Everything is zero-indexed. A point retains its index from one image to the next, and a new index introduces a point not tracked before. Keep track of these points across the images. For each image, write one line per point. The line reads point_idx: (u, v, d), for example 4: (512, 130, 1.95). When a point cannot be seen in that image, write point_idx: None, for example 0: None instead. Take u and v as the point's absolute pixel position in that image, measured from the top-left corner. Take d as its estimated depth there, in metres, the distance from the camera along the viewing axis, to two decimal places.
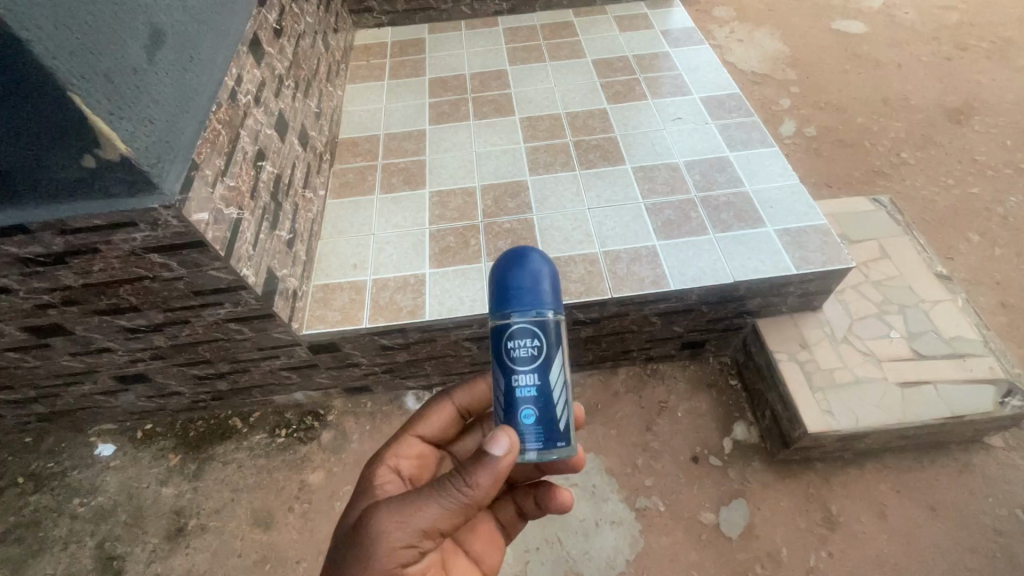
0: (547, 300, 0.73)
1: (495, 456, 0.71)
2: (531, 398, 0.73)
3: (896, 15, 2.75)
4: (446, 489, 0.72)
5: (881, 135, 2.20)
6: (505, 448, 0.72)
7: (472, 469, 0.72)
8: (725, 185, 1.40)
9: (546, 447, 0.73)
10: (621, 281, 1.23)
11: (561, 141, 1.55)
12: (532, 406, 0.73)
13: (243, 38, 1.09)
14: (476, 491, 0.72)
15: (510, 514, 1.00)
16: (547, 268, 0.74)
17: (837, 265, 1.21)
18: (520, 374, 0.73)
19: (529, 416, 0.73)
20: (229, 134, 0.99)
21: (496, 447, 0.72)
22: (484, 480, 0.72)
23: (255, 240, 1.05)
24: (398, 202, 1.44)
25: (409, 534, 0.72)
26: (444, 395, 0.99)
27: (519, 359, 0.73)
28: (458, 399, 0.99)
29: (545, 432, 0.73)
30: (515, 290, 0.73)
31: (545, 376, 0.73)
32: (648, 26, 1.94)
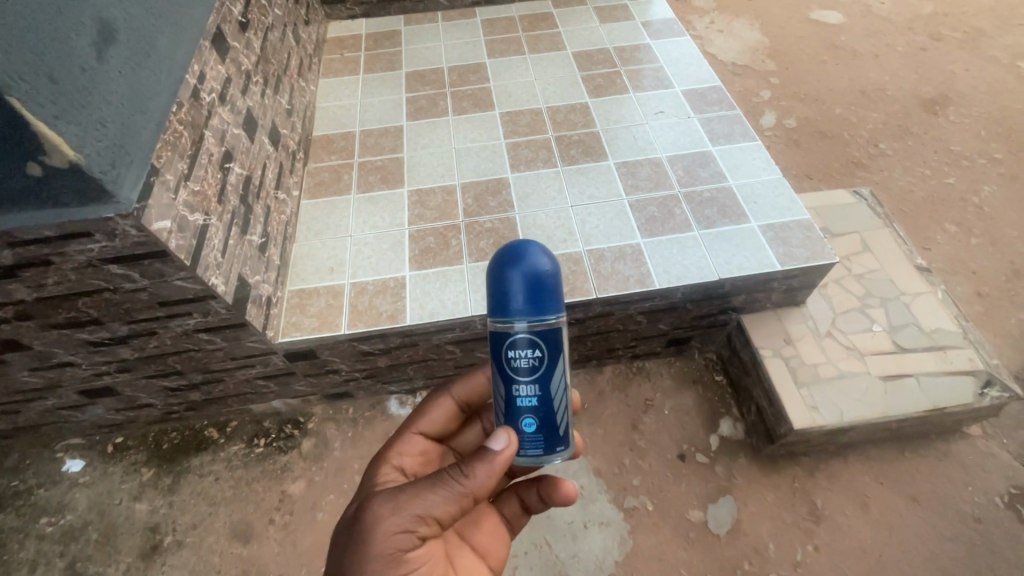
0: (548, 303, 0.73)
1: (493, 451, 0.75)
2: (531, 406, 0.77)
3: (872, 5, 2.76)
4: (444, 479, 0.73)
5: (860, 126, 2.21)
6: (505, 448, 0.75)
7: (471, 461, 0.74)
8: (708, 180, 1.38)
9: (547, 452, 0.79)
10: (606, 281, 1.21)
11: (542, 137, 1.52)
12: (533, 414, 0.77)
13: (205, 33, 1.04)
14: (474, 481, 0.73)
15: (513, 508, 1.01)
16: (548, 268, 0.73)
17: (820, 261, 1.21)
18: (521, 384, 0.76)
19: (530, 423, 0.78)
20: (192, 135, 0.94)
21: (495, 444, 0.76)
22: (481, 471, 0.74)
23: (224, 246, 1.00)
24: (376, 202, 1.40)
25: (407, 524, 0.72)
26: (443, 392, 0.99)
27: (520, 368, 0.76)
28: (457, 394, 0.99)
29: (545, 438, 0.78)
30: (514, 293, 0.73)
31: (545, 386, 0.77)
32: (628, 18, 1.91)
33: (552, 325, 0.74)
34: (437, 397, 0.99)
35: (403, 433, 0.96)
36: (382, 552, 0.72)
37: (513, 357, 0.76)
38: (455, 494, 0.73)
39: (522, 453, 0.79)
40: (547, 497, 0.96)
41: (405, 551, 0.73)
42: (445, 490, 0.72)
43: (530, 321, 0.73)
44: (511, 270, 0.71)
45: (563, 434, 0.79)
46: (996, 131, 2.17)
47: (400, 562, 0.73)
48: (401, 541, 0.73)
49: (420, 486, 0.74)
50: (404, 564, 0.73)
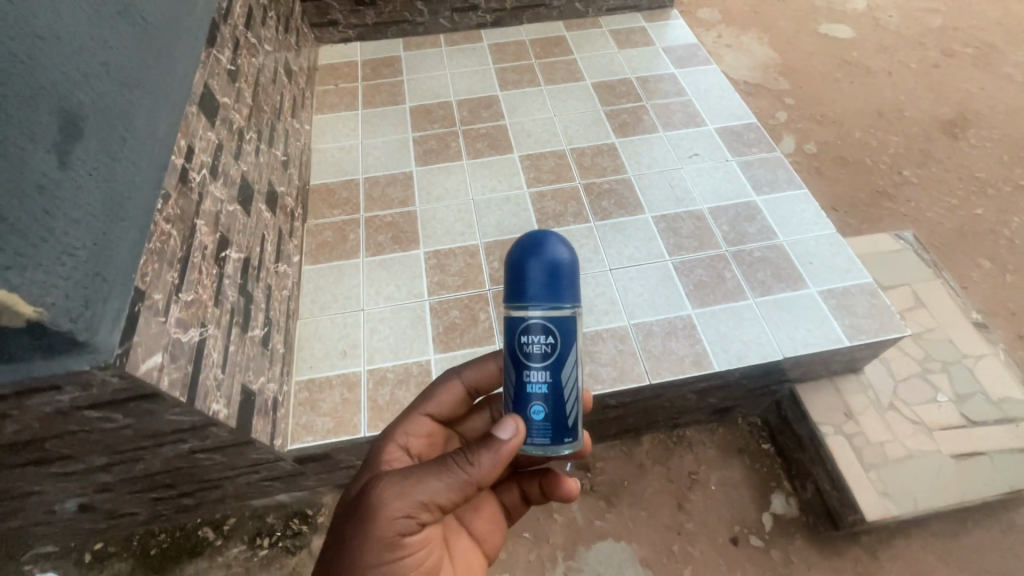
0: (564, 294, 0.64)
1: (500, 440, 0.64)
2: (541, 394, 0.67)
3: (881, 17, 2.67)
4: (449, 466, 0.64)
5: (881, 151, 2.12)
6: (512, 439, 0.64)
7: (477, 448, 0.64)
8: (757, 236, 1.26)
9: (553, 442, 0.67)
10: (658, 362, 1.08)
11: (570, 185, 1.37)
12: (542, 402, 0.66)
13: (189, 97, 0.86)
14: (481, 470, 0.64)
15: (511, 496, 0.89)
16: (569, 256, 0.65)
17: (890, 333, 1.10)
18: (532, 369, 0.66)
19: (538, 411, 0.67)
20: (183, 232, 0.77)
21: (501, 432, 0.65)
22: (489, 461, 0.64)
23: (224, 357, 0.83)
24: (389, 268, 1.24)
25: (407, 512, 0.64)
26: (454, 375, 0.83)
27: (531, 354, 0.66)
28: (470, 379, 0.83)
29: (553, 428, 0.66)
30: (529, 280, 0.65)
31: (558, 373, 0.66)
32: (647, 42, 1.77)
33: (566, 317, 0.65)
34: (448, 380, 0.83)
35: (411, 415, 0.82)
36: (380, 542, 0.64)
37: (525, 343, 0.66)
38: (459, 483, 0.64)
39: (527, 442, 0.67)
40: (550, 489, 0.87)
41: (404, 540, 0.65)
42: (449, 477, 0.64)
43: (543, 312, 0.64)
44: (528, 257, 0.64)
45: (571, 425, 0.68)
46: (1018, 156, 2.10)
47: (398, 553, 0.65)
48: (400, 532, 0.64)
49: (422, 472, 0.64)
50: (402, 556, 0.65)
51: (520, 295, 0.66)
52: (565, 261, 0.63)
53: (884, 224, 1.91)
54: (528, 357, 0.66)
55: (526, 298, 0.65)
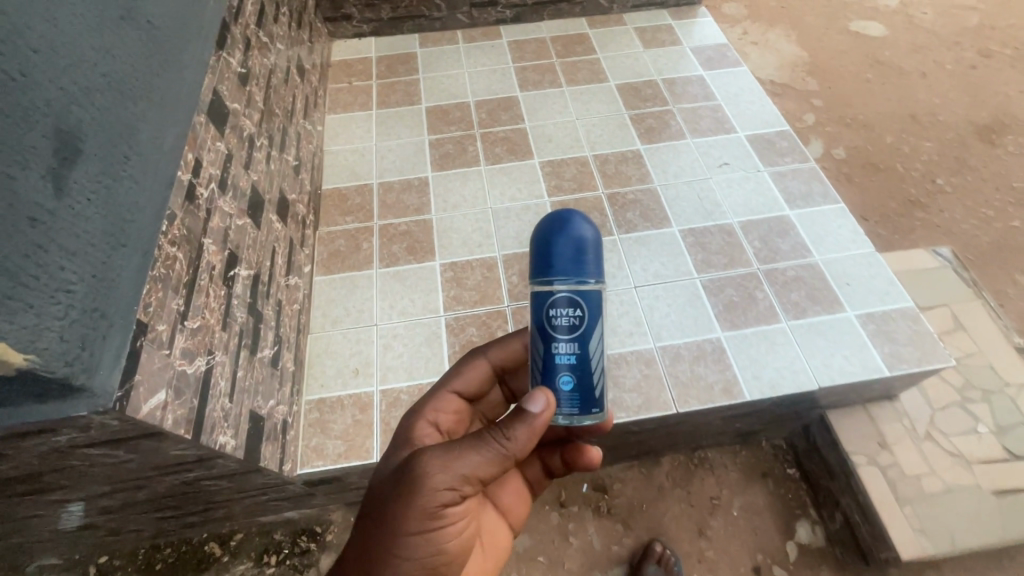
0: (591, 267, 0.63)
1: (532, 412, 0.62)
2: (568, 365, 0.64)
3: (914, 15, 2.55)
4: (484, 439, 0.62)
5: (914, 158, 2.03)
6: (542, 411, 0.62)
7: (512, 420, 0.63)
8: (790, 254, 1.20)
9: (581, 411, 0.64)
10: (686, 389, 1.03)
11: (592, 195, 1.31)
12: (570, 373, 0.64)
13: (197, 106, 0.81)
14: (517, 444, 0.62)
15: (533, 470, 0.86)
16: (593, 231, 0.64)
17: (933, 364, 1.04)
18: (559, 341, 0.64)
19: (564, 381, 0.64)
20: (189, 253, 0.72)
21: (531, 406, 0.63)
22: (525, 434, 0.62)
23: (232, 384, 0.79)
24: (404, 280, 1.19)
25: (446, 487, 0.62)
26: (479, 355, 0.81)
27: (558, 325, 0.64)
28: (496, 358, 0.81)
29: (580, 399, 0.64)
30: (557, 254, 0.63)
31: (585, 345, 0.64)
32: (674, 41, 1.69)
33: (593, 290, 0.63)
34: (473, 359, 0.81)
35: (438, 392, 0.79)
36: (420, 518, 0.62)
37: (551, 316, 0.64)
38: (496, 456, 0.62)
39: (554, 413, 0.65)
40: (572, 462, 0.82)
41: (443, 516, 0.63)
42: (486, 450, 0.62)
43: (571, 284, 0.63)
44: (555, 231, 0.62)
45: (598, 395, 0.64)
46: None
47: (436, 529, 0.63)
48: (439, 507, 0.62)
49: (457, 445, 0.62)
50: (440, 532, 0.63)
51: (547, 269, 0.64)
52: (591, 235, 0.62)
53: (916, 236, 1.83)
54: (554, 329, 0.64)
55: (552, 272, 0.63)
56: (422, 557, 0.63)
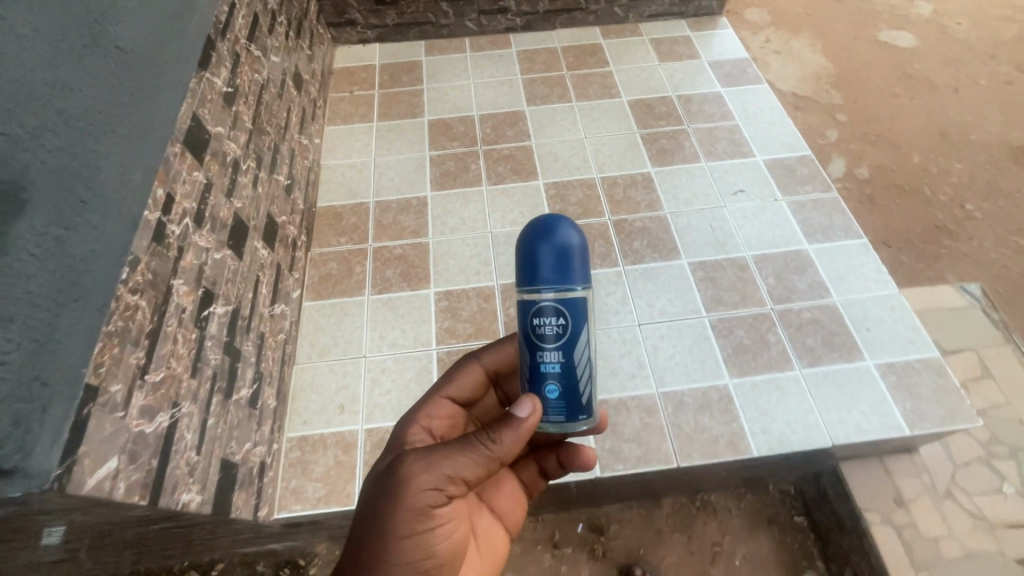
0: (574, 274, 0.60)
1: (519, 418, 0.61)
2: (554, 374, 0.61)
3: (948, 24, 2.42)
4: (470, 443, 0.61)
5: (943, 179, 1.93)
6: (529, 414, 0.60)
7: (499, 425, 0.61)
8: (807, 293, 1.12)
9: (569, 417, 0.62)
10: (689, 441, 0.96)
11: (598, 221, 1.25)
12: (556, 381, 0.61)
13: (172, 135, 0.76)
14: (503, 447, 0.61)
15: (530, 472, 0.82)
16: (578, 236, 0.60)
17: (958, 424, 0.96)
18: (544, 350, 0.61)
19: (551, 389, 0.62)
20: (154, 300, 0.67)
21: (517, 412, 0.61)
22: (510, 437, 0.60)
23: (201, 434, 0.74)
24: (396, 308, 1.14)
25: (433, 490, 0.60)
26: (472, 359, 0.78)
27: (542, 334, 0.61)
28: (489, 362, 0.78)
29: (568, 406, 0.62)
30: (540, 262, 0.60)
31: (572, 352, 0.61)
32: (691, 55, 1.60)
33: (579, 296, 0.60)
34: (467, 363, 0.78)
35: (432, 397, 0.76)
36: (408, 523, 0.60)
37: (535, 324, 0.61)
38: (483, 461, 0.60)
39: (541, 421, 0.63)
40: (567, 460, 0.78)
41: (432, 520, 0.62)
42: (472, 454, 0.60)
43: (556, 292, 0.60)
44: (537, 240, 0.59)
45: (585, 399, 0.62)
46: None
47: (425, 532, 0.62)
48: (427, 511, 0.61)
49: (442, 449, 0.61)
50: (427, 533, 0.62)
51: (531, 277, 0.61)
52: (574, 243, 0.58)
53: (941, 265, 1.73)
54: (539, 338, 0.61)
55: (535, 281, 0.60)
56: (411, 563, 0.61)
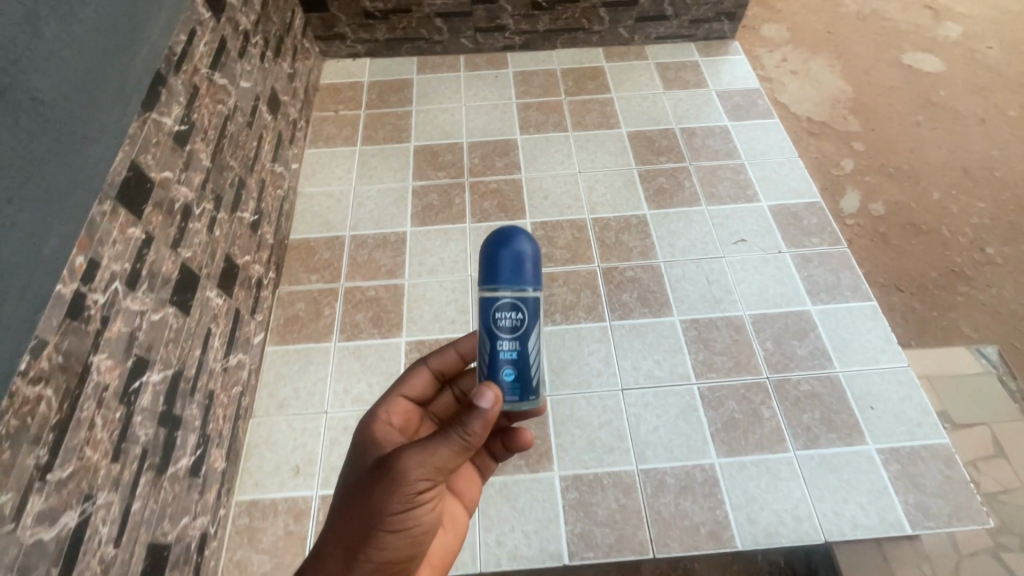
0: (529, 272, 0.56)
1: (481, 409, 0.53)
2: (508, 359, 0.56)
3: (979, 49, 1.99)
4: (447, 435, 0.54)
5: (961, 220, 1.53)
6: (493, 405, 0.53)
7: (470, 414, 0.53)
8: (806, 362, 1.04)
9: (522, 399, 0.57)
10: (667, 527, 0.89)
11: (586, 268, 1.16)
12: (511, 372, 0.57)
13: (102, 191, 0.68)
14: (478, 437, 0.53)
15: (483, 457, 0.75)
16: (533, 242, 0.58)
17: (965, 523, 0.89)
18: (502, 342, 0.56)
19: (505, 373, 0.57)
20: (65, 386, 0.60)
21: (479, 402, 0.53)
22: (482, 425, 0.53)
23: (121, 522, 0.68)
24: (364, 358, 1.06)
25: (414, 484, 0.54)
26: (421, 361, 0.73)
27: (498, 321, 0.56)
28: (439, 360, 0.72)
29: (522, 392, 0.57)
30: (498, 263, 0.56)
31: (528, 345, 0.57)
32: (699, 83, 1.50)
33: (532, 296, 0.57)
34: (416, 365, 0.72)
35: (389, 394, 0.70)
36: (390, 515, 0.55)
37: (492, 313, 0.56)
38: (462, 452, 0.54)
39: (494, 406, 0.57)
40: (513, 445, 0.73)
41: (416, 511, 0.56)
42: (452, 446, 0.53)
43: (512, 288, 0.56)
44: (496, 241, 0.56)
45: (536, 381, 0.58)
46: None
47: (409, 523, 0.56)
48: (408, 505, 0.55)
49: (422, 442, 0.54)
50: (414, 520, 0.56)
51: (491, 272, 0.57)
52: (531, 249, 0.56)
53: (955, 315, 1.34)
54: (495, 325, 0.56)
55: (494, 279, 0.56)
56: (394, 550, 0.57)
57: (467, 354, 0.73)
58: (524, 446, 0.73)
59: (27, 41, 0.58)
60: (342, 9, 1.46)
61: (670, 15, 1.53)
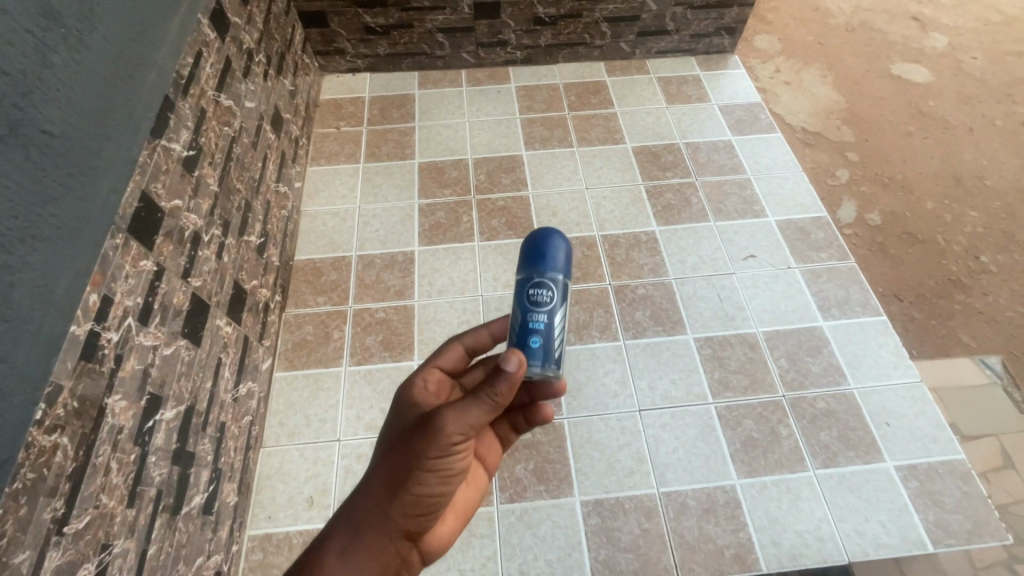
0: (564, 262, 0.61)
1: (508, 373, 0.53)
2: (539, 329, 0.58)
3: (965, 60, 1.74)
4: (479, 390, 0.54)
5: (957, 229, 1.34)
6: (518, 369, 0.53)
7: (496, 376, 0.54)
8: (821, 379, 1.04)
9: (544, 367, 0.57)
10: (691, 551, 0.88)
11: (598, 286, 1.15)
12: (540, 341, 0.58)
13: (116, 226, 0.66)
14: (506, 395, 0.54)
15: (504, 428, 0.74)
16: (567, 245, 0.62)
17: (983, 538, 0.90)
18: (535, 314, 0.58)
19: (533, 340, 0.58)
20: (81, 432, 0.58)
21: (504, 365, 0.54)
22: (509, 388, 0.53)
23: (136, 570, 0.65)
24: (375, 383, 1.04)
25: (447, 441, 0.54)
26: (455, 337, 0.69)
27: (535, 294, 0.59)
28: (474, 338, 0.69)
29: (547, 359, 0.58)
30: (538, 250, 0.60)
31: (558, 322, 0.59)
32: (701, 97, 1.51)
33: (563, 282, 0.60)
34: (449, 341, 0.69)
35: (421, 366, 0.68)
36: (426, 467, 0.54)
37: (529, 289, 0.59)
38: (495, 408, 0.54)
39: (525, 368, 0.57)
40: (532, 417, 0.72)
41: (448, 467, 0.56)
42: (481, 405, 0.53)
43: (549, 270, 0.59)
44: (537, 235, 0.61)
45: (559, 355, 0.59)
46: None
47: (443, 479, 0.56)
48: (443, 459, 0.55)
49: (455, 402, 0.54)
50: (445, 476, 0.56)
51: (532, 256, 0.61)
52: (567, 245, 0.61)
53: (953, 326, 1.18)
54: (529, 298, 0.59)
55: (533, 263, 0.60)
56: (428, 501, 0.56)
57: (501, 334, 0.70)
58: (546, 419, 0.72)
59: (38, 72, 0.55)
60: (341, 24, 1.44)
61: (672, 30, 1.54)
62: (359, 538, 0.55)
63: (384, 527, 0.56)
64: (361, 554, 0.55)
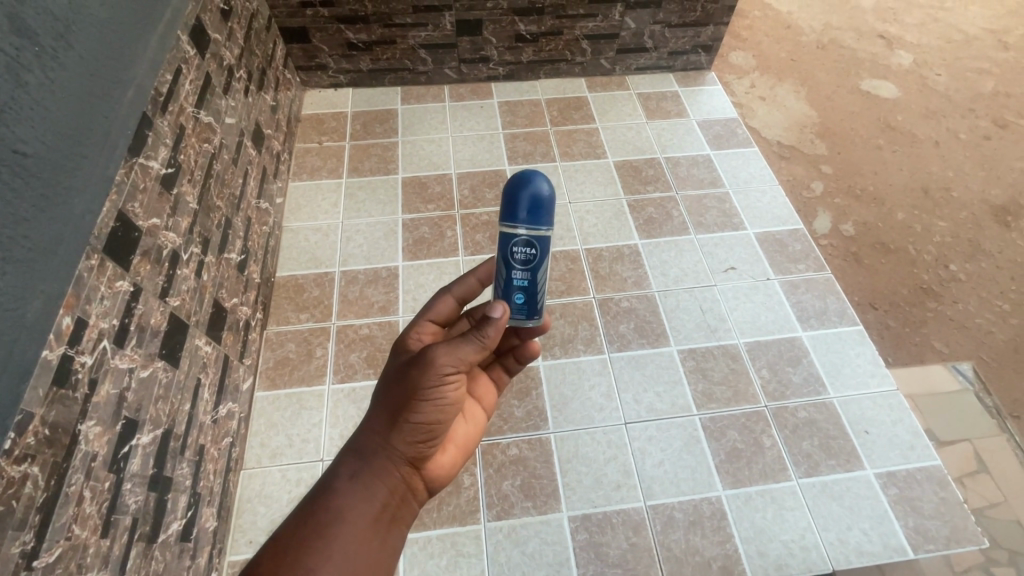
0: (544, 217, 0.60)
1: (493, 319, 0.59)
2: (520, 287, 0.62)
3: (930, 76, 1.81)
4: (467, 332, 0.59)
5: (927, 239, 1.38)
6: (504, 315, 0.59)
7: (484, 321, 0.59)
8: (802, 389, 1.06)
9: (526, 317, 0.65)
10: (679, 564, 0.88)
11: (582, 300, 1.16)
12: (521, 296, 0.63)
13: (90, 249, 0.64)
14: (494, 337, 0.59)
15: (498, 372, 0.78)
16: (550, 191, 0.60)
17: (961, 544, 0.92)
18: (515, 274, 0.61)
19: (516, 297, 0.63)
20: (52, 461, 0.56)
21: (491, 313, 0.60)
22: (496, 330, 0.59)
23: None
24: (359, 400, 1.03)
25: (442, 376, 0.58)
26: (445, 289, 0.70)
27: (514, 254, 0.61)
28: (462, 288, 0.70)
29: (528, 310, 0.64)
30: (519, 205, 0.59)
31: (539, 276, 0.62)
32: (680, 113, 1.55)
33: (544, 236, 0.60)
34: (440, 293, 0.70)
35: (416, 317, 0.69)
36: (424, 398, 0.58)
37: (509, 247, 0.61)
38: (484, 347, 0.58)
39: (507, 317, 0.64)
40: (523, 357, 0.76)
41: (444, 401, 0.59)
42: (471, 345, 0.58)
43: (529, 227, 0.59)
44: (518, 188, 0.59)
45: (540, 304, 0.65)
46: None
47: (441, 411, 0.60)
48: (438, 388, 0.58)
49: (448, 342, 0.58)
50: (442, 408, 0.59)
51: (512, 211, 0.60)
52: (546, 198, 0.59)
53: (927, 334, 1.21)
54: (510, 256, 0.61)
55: (514, 221, 0.60)
56: (427, 431, 0.60)
57: (488, 279, 0.71)
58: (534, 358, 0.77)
59: (11, 92, 0.53)
60: (324, 40, 1.44)
61: (650, 47, 1.58)
62: (366, 463, 0.59)
63: (387, 454, 0.59)
64: (368, 478, 0.59)
